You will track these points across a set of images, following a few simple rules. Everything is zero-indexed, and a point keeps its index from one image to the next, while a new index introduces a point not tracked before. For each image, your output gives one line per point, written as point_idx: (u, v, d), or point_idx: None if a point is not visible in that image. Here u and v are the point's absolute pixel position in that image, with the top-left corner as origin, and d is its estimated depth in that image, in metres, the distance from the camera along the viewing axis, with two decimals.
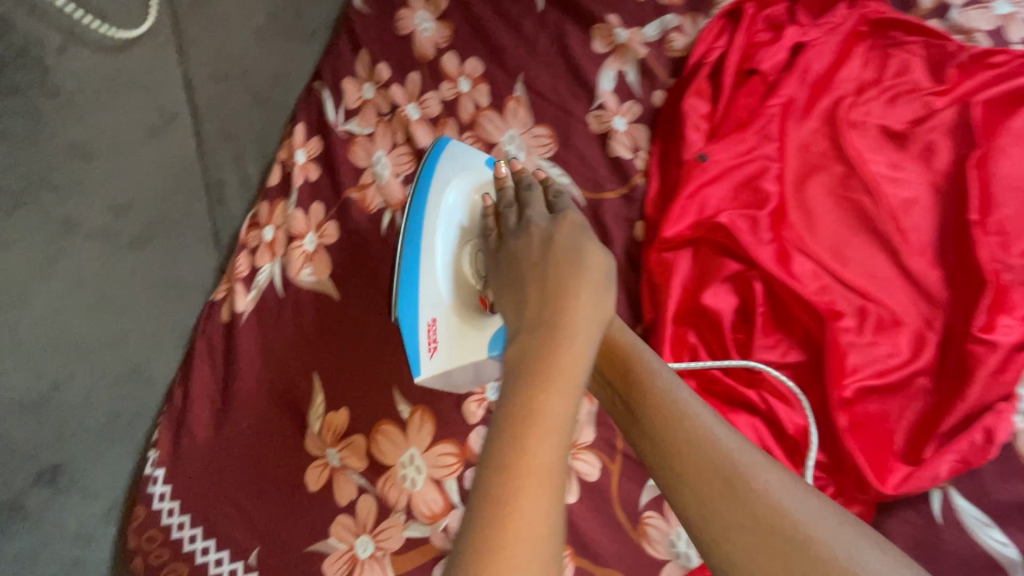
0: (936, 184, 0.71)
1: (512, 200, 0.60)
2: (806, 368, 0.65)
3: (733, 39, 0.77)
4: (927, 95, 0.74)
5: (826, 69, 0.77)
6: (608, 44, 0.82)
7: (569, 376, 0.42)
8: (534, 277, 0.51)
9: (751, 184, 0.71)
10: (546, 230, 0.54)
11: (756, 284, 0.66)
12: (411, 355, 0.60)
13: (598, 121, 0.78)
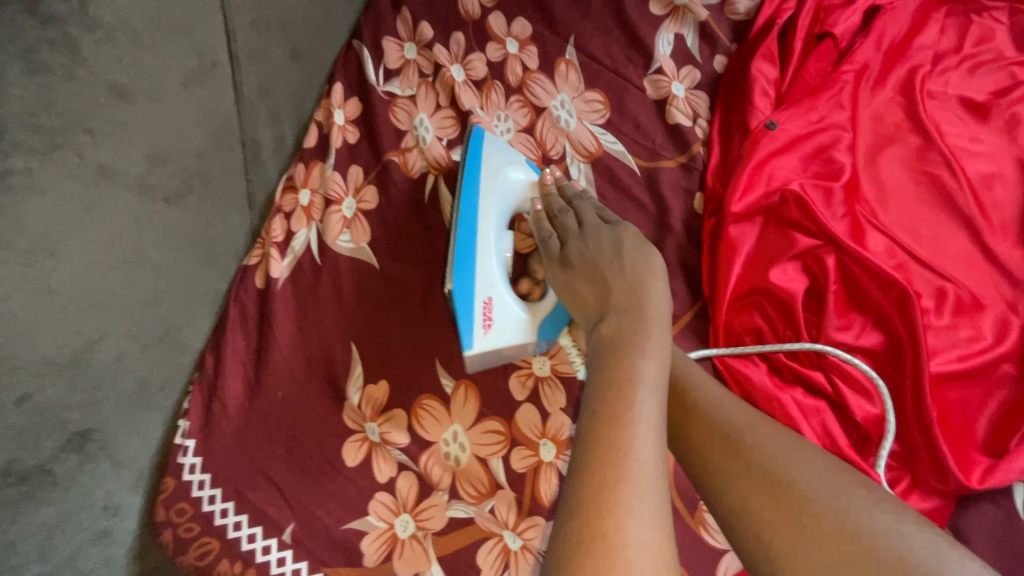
0: (1022, 159, 0.66)
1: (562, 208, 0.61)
2: (883, 353, 0.58)
3: (803, 1, 0.72)
4: (1011, 65, 0.69)
5: (902, 36, 0.72)
6: (666, 6, 0.77)
7: (658, 353, 0.46)
8: (614, 268, 0.53)
9: (821, 155, 0.66)
10: (614, 237, 0.55)
11: (827, 259, 0.60)
12: (465, 331, 0.58)
13: (655, 86, 0.73)
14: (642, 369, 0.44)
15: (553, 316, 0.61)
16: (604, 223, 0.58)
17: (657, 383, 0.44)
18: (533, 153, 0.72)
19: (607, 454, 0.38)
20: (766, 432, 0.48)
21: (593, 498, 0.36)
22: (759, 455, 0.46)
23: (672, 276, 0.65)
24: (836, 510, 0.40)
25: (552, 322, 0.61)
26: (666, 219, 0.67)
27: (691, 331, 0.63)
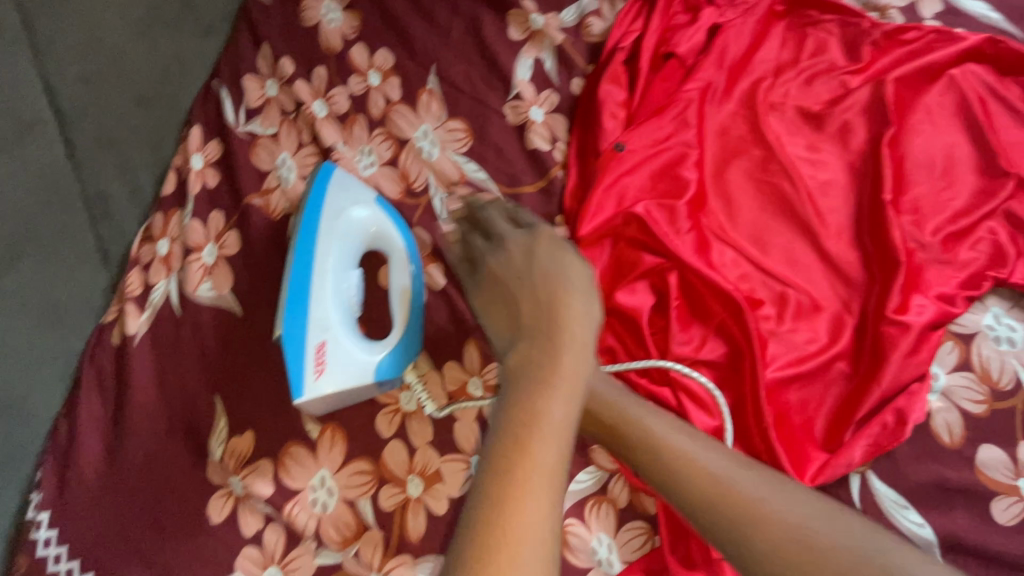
0: (853, 164, 0.71)
1: (465, 219, 0.64)
2: (726, 364, 0.61)
3: (650, 22, 0.74)
4: (844, 74, 0.74)
5: (745, 50, 0.75)
6: (524, 31, 0.78)
7: (564, 390, 0.47)
8: (518, 278, 0.56)
9: (669, 172, 0.68)
10: (526, 244, 0.58)
11: (670, 276, 0.63)
12: (296, 375, 0.57)
13: (514, 111, 0.74)
14: (552, 412, 0.45)
15: (394, 354, 0.60)
16: (518, 228, 0.61)
17: (563, 428, 0.45)
18: (396, 187, 0.72)
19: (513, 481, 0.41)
20: (696, 446, 0.51)
21: (495, 533, 0.39)
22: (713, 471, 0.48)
23: None
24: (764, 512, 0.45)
25: (393, 361, 0.60)
26: None
27: None
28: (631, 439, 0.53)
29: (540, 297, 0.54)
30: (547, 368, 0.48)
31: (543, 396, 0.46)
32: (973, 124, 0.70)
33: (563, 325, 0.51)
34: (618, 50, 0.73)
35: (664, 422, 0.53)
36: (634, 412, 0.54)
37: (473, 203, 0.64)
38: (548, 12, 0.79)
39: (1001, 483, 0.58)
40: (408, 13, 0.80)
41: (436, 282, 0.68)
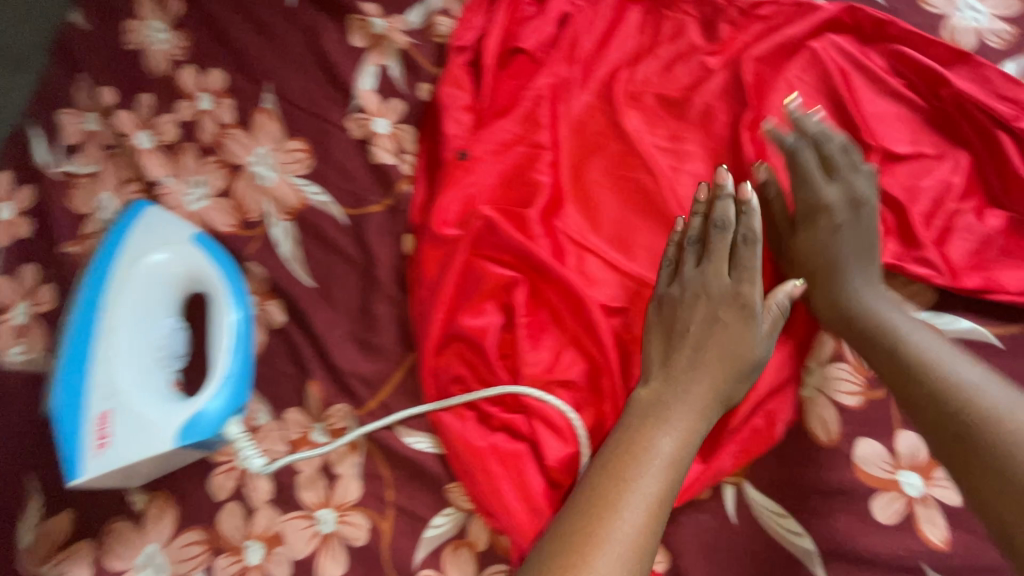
0: (717, 152, 0.67)
1: (703, 236, 0.59)
2: (588, 380, 0.57)
3: (494, 16, 0.69)
4: (703, 56, 0.70)
5: (599, 38, 0.70)
6: (366, 37, 0.72)
7: (674, 425, 0.51)
8: (851, 251, 0.58)
9: (520, 177, 0.64)
10: (714, 306, 0.56)
11: (517, 288, 0.57)
12: (77, 450, 0.51)
13: (357, 126, 0.69)
14: (658, 446, 0.49)
15: (198, 417, 0.53)
16: (727, 274, 0.58)
17: (671, 462, 0.49)
18: (230, 220, 0.65)
19: (614, 488, 0.47)
20: (947, 356, 0.50)
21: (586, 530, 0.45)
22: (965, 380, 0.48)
23: (382, 331, 0.61)
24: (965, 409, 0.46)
25: (196, 425, 0.53)
26: (373, 269, 0.63)
27: (404, 389, 0.59)
28: (880, 341, 0.53)
29: (871, 257, 0.58)
30: (667, 414, 0.51)
31: (651, 433, 0.50)
32: (835, 98, 0.67)
33: (866, 279, 0.57)
34: (460, 51, 0.67)
35: (927, 336, 0.52)
36: (868, 304, 0.56)
37: (727, 226, 0.58)
38: (392, 15, 0.73)
39: (880, 479, 0.55)
40: (241, 27, 0.74)
41: (275, 320, 0.61)
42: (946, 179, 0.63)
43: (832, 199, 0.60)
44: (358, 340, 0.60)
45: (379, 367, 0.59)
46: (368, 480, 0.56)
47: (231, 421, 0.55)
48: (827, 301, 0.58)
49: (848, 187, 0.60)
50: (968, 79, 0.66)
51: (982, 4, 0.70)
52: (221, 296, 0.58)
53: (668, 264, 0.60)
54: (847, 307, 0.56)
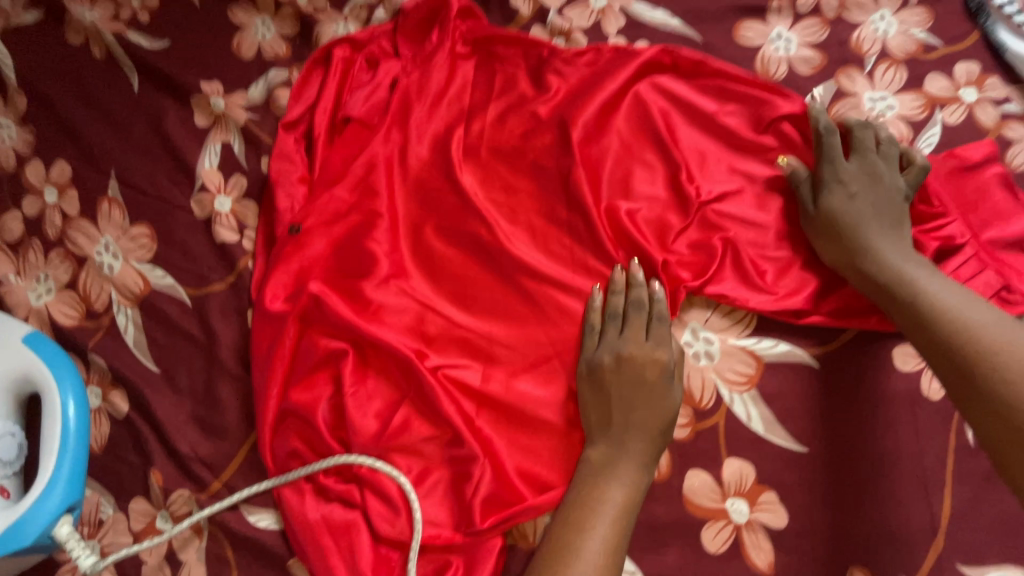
0: (549, 198, 0.69)
1: (621, 312, 0.61)
2: (419, 438, 0.59)
3: (325, 88, 0.71)
4: (532, 105, 0.72)
5: (431, 97, 0.72)
6: (208, 116, 0.74)
7: (620, 478, 0.55)
8: (873, 216, 0.60)
9: (355, 245, 0.66)
10: (637, 369, 0.58)
11: (347, 354, 0.61)
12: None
13: (199, 205, 0.70)
14: (609, 497, 0.54)
15: (20, 524, 0.54)
16: (645, 339, 0.59)
17: (618, 513, 0.53)
18: (75, 312, 0.67)
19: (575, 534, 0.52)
20: (949, 297, 0.54)
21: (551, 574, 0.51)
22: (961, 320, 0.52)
23: (225, 410, 0.62)
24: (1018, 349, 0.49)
25: (18, 531, 0.54)
26: (214, 348, 0.64)
27: (247, 466, 0.60)
28: (896, 296, 0.56)
29: (898, 222, 0.60)
30: (617, 467, 0.55)
31: (603, 484, 0.54)
32: (657, 136, 0.69)
33: (893, 240, 0.59)
34: (292, 126, 0.70)
35: (947, 288, 0.55)
36: (868, 241, 0.59)
37: (641, 306, 0.61)
38: (233, 92, 0.75)
39: (708, 509, 0.57)
40: (84, 117, 0.75)
41: (119, 408, 0.62)
42: (759, 208, 0.66)
43: (849, 172, 0.62)
44: (200, 422, 0.62)
45: (221, 446, 0.61)
46: (212, 562, 0.57)
47: (62, 522, 0.55)
48: (847, 262, 0.60)
49: (863, 164, 0.62)
50: (784, 104, 0.67)
51: (792, 31, 0.74)
52: (45, 396, 0.58)
53: (591, 330, 0.61)
54: (870, 265, 0.58)
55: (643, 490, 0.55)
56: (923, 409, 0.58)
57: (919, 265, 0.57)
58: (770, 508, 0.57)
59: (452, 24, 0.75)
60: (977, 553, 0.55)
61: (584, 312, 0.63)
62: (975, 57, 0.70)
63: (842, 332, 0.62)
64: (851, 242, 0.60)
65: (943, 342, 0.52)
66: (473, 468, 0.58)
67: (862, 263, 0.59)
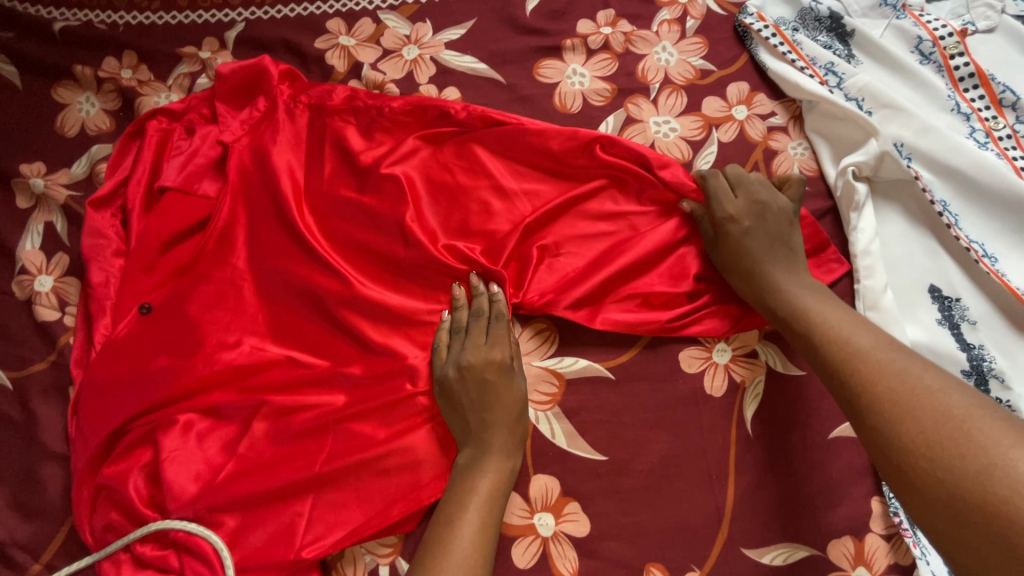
0: (361, 242, 0.70)
1: (464, 325, 0.65)
2: (235, 496, 0.60)
3: (140, 161, 0.74)
4: (343, 153, 0.73)
5: (243, 155, 0.73)
6: (29, 198, 0.75)
7: (487, 470, 0.57)
8: (769, 250, 0.63)
9: (170, 311, 0.67)
10: (479, 373, 0.61)
11: (160, 419, 0.63)
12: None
13: (19, 287, 0.71)
14: (478, 490, 0.55)
15: None
16: (484, 342, 0.63)
17: (488, 505, 0.55)
18: None
19: (446, 534, 0.53)
20: (848, 327, 0.55)
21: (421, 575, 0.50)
22: (865, 350, 0.52)
23: (45, 491, 0.62)
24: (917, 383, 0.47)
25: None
26: (34, 431, 0.64)
27: (68, 545, 0.61)
28: (796, 331, 0.58)
29: (789, 245, 0.64)
30: (482, 462, 0.57)
31: (470, 478, 0.56)
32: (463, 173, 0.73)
33: (791, 274, 0.62)
34: (108, 200, 0.72)
35: (842, 318, 0.56)
36: (771, 278, 0.62)
37: (481, 314, 0.65)
38: (54, 171, 0.77)
39: (517, 526, 0.60)
40: None
41: None
42: (559, 233, 0.70)
43: (737, 209, 0.65)
44: (18, 506, 0.62)
45: (41, 528, 0.61)
46: None
47: None
48: (751, 292, 0.63)
49: (751, 200, 0.65)
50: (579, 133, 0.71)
51: (585, 67, 0.80)
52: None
53: (441, 347, 0.64)
54: (772, 300, 0.61)
55: (508, 475, 0.58)
56: (707, 409, 0.63)
57: (819, 297, 0.59)
58: (574, 515, 0.61)
59: (272, 89, 0.76)
60: (761, 536, 0.59)
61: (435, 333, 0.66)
62: (744, 78, 0.78)
63: (634, 344, 0.67)
64: (751, 271, 0.63)
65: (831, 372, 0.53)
66: (290, 519, 0.60)
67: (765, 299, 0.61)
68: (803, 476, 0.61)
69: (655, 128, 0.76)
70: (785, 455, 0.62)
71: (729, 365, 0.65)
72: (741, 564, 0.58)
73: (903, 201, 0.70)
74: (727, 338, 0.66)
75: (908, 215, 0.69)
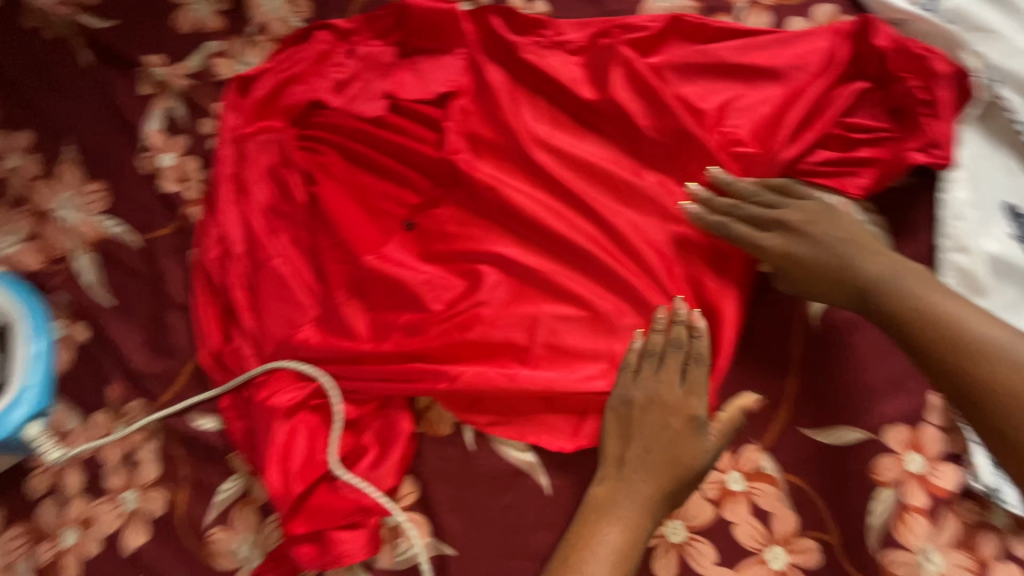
0: (457, 140, 0.75)
1: (659, 350, 0.63)
2: (346, 353, 0.66)
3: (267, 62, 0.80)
4: (455, 68, 0.79)
5: (359, 64, 0.80)
6: (151, 84, 0.83)
7: (623, 519, 0.58)
8: (837, 258, 0.62)
9: (283, 189, 0.74)
10: (666, 415, 0.61)
11: (277, 275, 0.69)
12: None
13: (145, 162, 0.79)
14: (605, 541, 0.56)
15: None
16: (678, 382, 0.62)
17: (614, 557, 0.56)
18: (38, 259, 0.75)
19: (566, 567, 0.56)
20: (974, 320, 0.55)
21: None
22: (980, 342, 0.53)
23: (171, 335, 0.70)
24: None
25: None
26: (162, 284, 0.72)
27: (193, 382, 0.69)
28: (891, 323, 0.58)
29: (866, 243, 0.62)
30: (620, 507, 0.58)
31: (608, 521, 0.57)
32: (553, 78, 0.76)
33: (880, 258, 0.60)
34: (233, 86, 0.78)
35: (949, 302, 0.56)
36: (855, 273, 0.60)
37: (679, 346, 0.63)
38: (172, 62, 0.84)
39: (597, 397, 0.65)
40: (40, 89, 0.83)
41: (80, 338, 0.71)
42: (652, 138, 0.72)
43: (787, 238, 0.64)
44: (151, 345, 0.70)
45: (170, 365, 0.69)
46: (164, 461, 0.66)
47: (32, 424, 0.64)
48: (830, 289, 0.62)
49: (784, 229, 0.65)
50: (669, 54, 0.76)
51: None
52: (17, 334, 0.67)
53: (627, 368, 0.63)
54: (864, 300, 0.60)
55: (646, 529, 0.58)
56: (769, 303, 0.68)
57: (931, 288, 0.58)
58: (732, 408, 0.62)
59: (406, 10, 0.80)
60: (817, 418, 0.63)
61: (625, 350, 0.66)
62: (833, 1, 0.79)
63: (712, 245, 0.69)
64: (838, 272, 0.61)
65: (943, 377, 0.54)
66: (395, 378, 0.65)
67: (867, 295, 0.60)
68: (865, 369, 0.64)
69: (743, 17, 0.79)
70: (850, 350, 0.64)
71: None
72: (798, 442, 0.63)
73: (986, 123, 0.70)
74: None
75: (991, 136, 0.70)
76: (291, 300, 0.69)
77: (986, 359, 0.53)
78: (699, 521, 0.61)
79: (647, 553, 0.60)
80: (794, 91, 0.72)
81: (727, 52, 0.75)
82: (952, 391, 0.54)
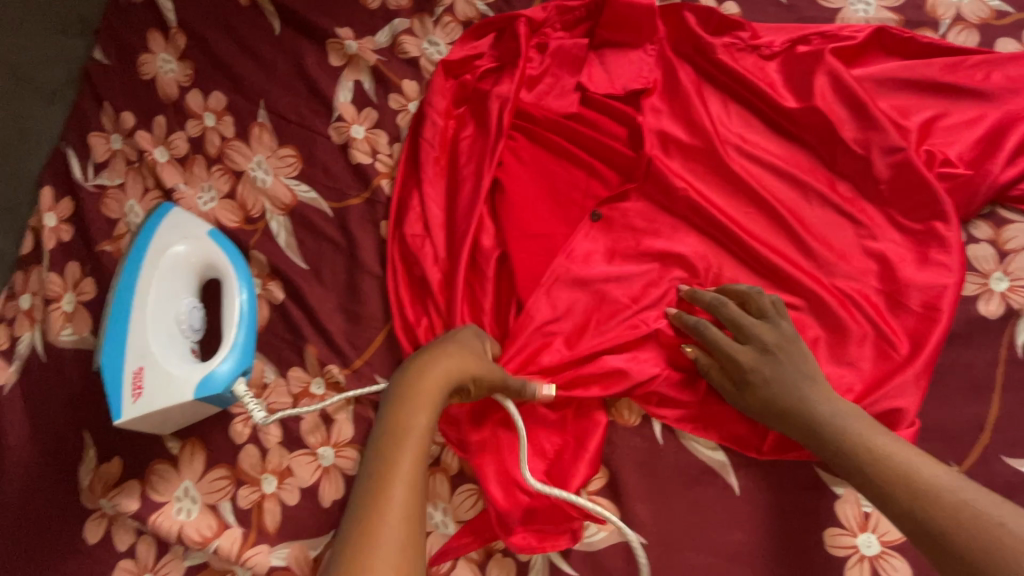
0: (649, 136, 0.76)
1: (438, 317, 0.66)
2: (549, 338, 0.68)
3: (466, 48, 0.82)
4: (647, 61, 0.79)
5: (553, 55, 0.81)
6: (342, 57, 0.85)
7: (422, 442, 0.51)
8: (795, 385, 0.60)
9: (475, 169, 0.75)
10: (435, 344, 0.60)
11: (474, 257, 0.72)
12: (116, 401, 0.64)
13: (337, 132, 0.81)
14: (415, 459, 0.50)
15: (207, 376, 0.64)
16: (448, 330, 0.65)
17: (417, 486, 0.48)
18: (235, 217, 0.78)
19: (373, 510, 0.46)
20: (920, 462, 0.52)
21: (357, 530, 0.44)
22: (926, 479, 0.51)
23: (366, 302, 0.73)
24: (979, 525, 0.47)
25: (207, 384, 0.64)
26: (356, 252, 0.75)
27: (385, 349, 0.72)
28: (846, 455, 0.56)
29: (815, 377, 0.60)
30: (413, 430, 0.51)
31: (401, 444, 0.50)
32: (751, 81, 0.76)
33: (828, 396, 0.59)
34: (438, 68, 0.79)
35: (889, 440, 0.55)
36: (808, 401, 0.59)
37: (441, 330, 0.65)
38: (363, 37, 0.86)
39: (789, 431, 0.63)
40: (233, 53, 0.86)
41: (277, 296, 0.74)
42: (864, 145, 0.70)
43: (751, 359, 0.62)
44: (346, 310, 0.73)
45: (365, 331, 0.72)
46: (359, 422, 0.69)
47: (240, 380, 0.66)
48: (785, 415, 0.60)
49: (760, 346, 0.63)
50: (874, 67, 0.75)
51: None
52: (230, 287, 0.70)
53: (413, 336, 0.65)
54: (810, 429, 0.58)
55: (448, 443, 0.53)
56: (975, 328, 0.66)
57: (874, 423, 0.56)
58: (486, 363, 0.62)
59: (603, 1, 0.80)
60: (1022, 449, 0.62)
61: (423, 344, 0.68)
62: None
63: (917, 262, 0.67)
64: (787, 408, 0.60)
65: (899, 516, 0.51)
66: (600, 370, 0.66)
67: (807, 424, 0.58)
68: None
69: (948, 34, 0.78)
70: None
71: (1006, 292, 0.67)
72: (1002, 470, 0.62)
73: None
74: (1007, 268, 0.67)
75: None
76: (487, 281, 0.72)
77: (936, 496, 0.50)
78: (894, 537, 0.61)
79: (839, 563, 0.61)
80: (1010, 114, 0.70)
81: (935, 69, 0.73)
82: (906, 528, 0.51)
